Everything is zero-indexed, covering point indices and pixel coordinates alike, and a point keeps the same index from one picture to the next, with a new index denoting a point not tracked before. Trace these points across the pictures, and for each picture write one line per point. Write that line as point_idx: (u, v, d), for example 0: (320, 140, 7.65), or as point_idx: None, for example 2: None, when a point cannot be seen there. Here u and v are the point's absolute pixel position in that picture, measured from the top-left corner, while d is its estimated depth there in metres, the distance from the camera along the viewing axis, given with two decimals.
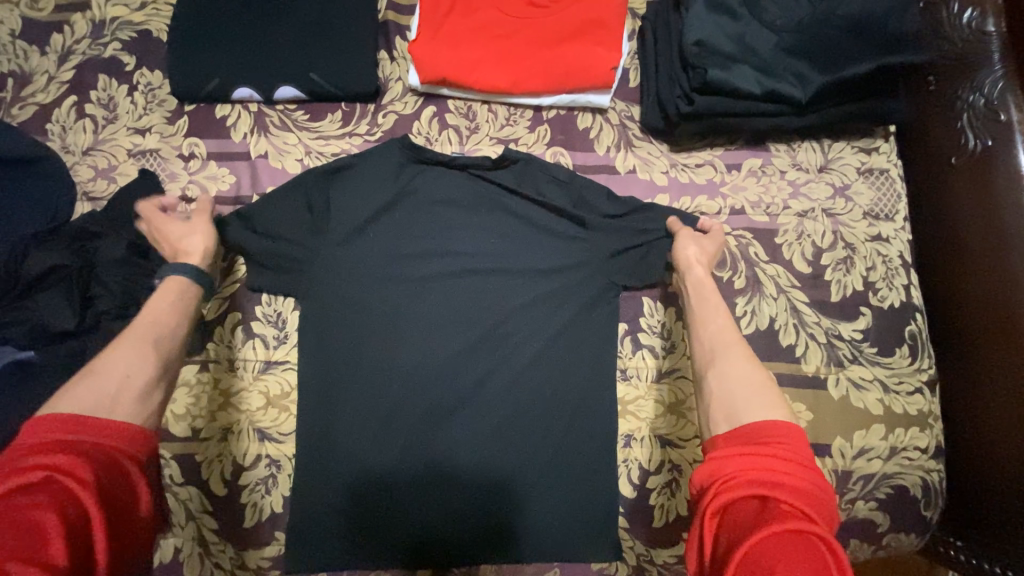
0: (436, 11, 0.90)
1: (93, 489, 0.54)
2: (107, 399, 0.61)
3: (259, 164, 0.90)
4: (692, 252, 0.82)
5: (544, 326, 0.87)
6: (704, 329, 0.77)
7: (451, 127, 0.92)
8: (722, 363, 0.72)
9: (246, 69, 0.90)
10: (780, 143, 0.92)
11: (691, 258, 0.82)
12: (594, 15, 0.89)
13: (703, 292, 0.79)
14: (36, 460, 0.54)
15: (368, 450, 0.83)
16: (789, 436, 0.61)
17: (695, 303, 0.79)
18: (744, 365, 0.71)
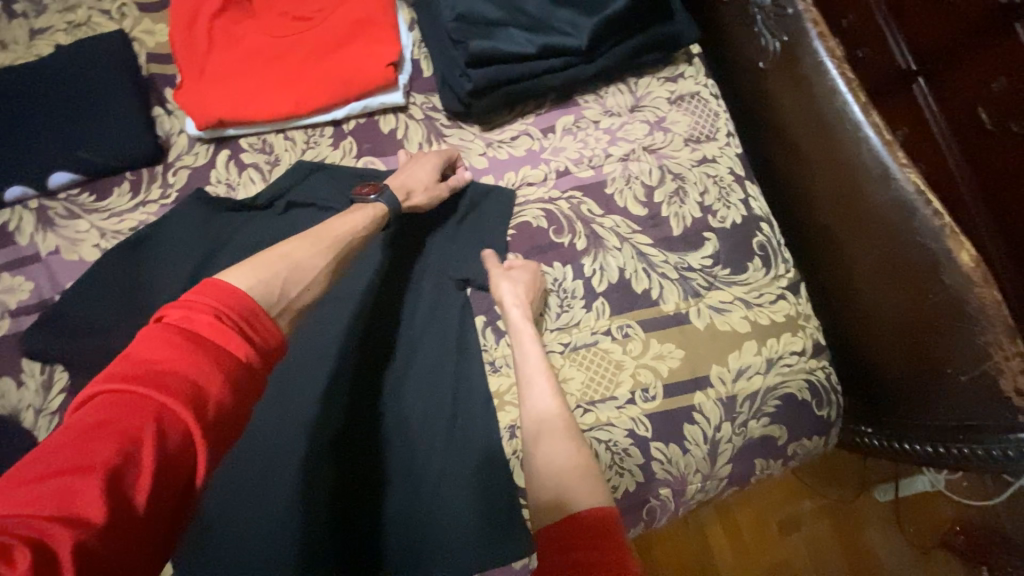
0: (195, 52, 0.84)
1: (202, 412, 0.41)
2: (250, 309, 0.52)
3: (54, 261, 0.84)
4: (513, 305, 0.79)
5: (389, 372, 0.83)
6: (528, 395, 0.75)
7: (250, 165, 0.87)
8: (547, 439, 0.71)
9: (7, 166, 0.83)
10: (587, 94, 0.91)
11: (512, 307, 0.79)
12: (359, 14, 0.85)
13: (527, 353, 0.78)
14: (166, 359, 0.42)
15: (247, 533, 0.75)
16: (603, 522, 0.58)
17: (523, 360, 0.78)
18: (568, 441, 0.70)
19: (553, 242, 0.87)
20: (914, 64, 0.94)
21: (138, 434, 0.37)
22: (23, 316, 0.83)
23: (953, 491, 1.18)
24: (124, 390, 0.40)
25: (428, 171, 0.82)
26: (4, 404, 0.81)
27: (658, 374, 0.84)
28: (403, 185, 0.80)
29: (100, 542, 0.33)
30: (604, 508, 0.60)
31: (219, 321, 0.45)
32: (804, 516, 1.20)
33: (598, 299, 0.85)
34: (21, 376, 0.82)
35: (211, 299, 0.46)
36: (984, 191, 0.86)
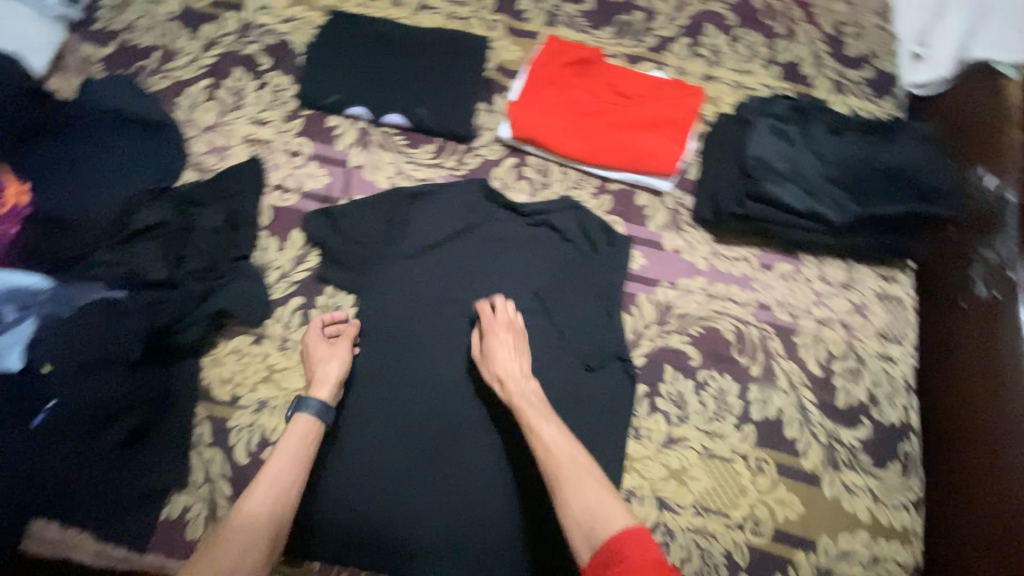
0: (536, 83, 1.05)
1: None
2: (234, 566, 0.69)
3: (354, 174, 1.02)
4: (505, 369, 0.86)
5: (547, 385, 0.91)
6: (538, 442, 0.79)
7: (526, 178, 1.04)
8: (564, 486, 0.75)
9: (367, 95, 1.04)
10: (812, 255, 1.03)
11: (501, 376, 0.85)
12: (669, 114, 1.03)
13: (532, 409, 0.82)
14: None
15: (389, 487, 0.85)
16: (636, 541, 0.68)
17: (527, 417, 0.82)
18: (584, 481, 0.75)
19: (733, 357, 0.96)
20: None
21: None
22: (311, 200, 1.00)
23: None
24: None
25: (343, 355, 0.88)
26: (259, 255, 0.94)
27: (774, 516, 0.89)
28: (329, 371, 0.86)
29: None
30: (635, 526, 0.70)
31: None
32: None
33: (750, 424, 0.93)
34: (285, 242, 0.96)
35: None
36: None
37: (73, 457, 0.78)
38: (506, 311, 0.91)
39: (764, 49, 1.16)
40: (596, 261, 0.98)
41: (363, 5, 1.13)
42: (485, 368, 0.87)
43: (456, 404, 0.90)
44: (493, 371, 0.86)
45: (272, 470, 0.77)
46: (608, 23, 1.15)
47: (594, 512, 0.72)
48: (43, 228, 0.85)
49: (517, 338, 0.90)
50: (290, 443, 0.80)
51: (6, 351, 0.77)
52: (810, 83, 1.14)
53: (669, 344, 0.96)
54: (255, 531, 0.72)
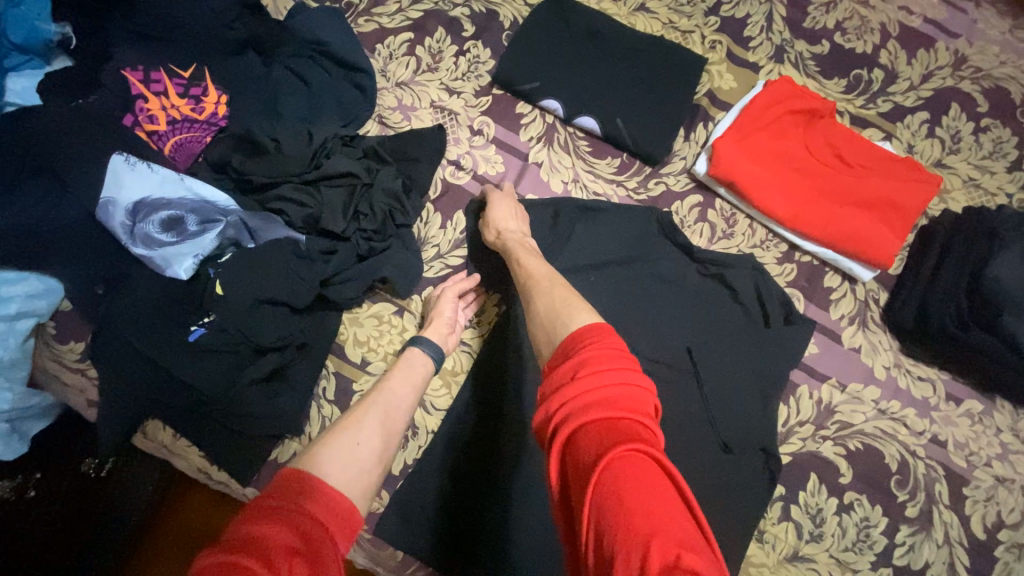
0: (751, 123, 0.93)
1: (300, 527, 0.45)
2: (338, 458, 0.57)
3: (531, 169, 0.96)
4: (507, 225, 0.85)
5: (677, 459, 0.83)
6: (523, 276, 0.75)
7: (708, 222, 0.95)
8: (538, 296, 0.69)
9: (566, 90, 0.97)
10: (1008, 402, 0.89)
11: (501, 229, 0.85)
12: (895, 198, 0.90)
13: (521, 247, 0.81)
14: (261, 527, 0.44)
15: (480, 500, 0.80)
16: (597, 339, 0.54)
17: (516, 255, 0.80)
18: (560, 300, 0.66)
19: (889, 489, 0.84)
20: None
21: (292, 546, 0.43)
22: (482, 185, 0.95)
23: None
24: (241, 543, 0.41)
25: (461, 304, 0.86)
26: (421, 228, 0.92)
27: None
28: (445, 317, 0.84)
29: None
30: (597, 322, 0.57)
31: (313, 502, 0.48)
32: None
33: (889, 569, 0.82)
34: (447, 222, 0.93)
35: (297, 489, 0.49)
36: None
37: (221, 382, 0.77)
38: (514, 194, 0.92)
39: (1014, 149, 1.00)
40: (765, 336, 0.88)
41: None
42: (485, 228, 0.87)
43: None
44: (494, 227, 0.85)
45: (386, 392, 0.70)
46: (842, 74, 1.01)
47: (559, 323, 0.61)
48: (237, 145, 0.84)
49: (517, 207, 0.89)
50: (399, 384, 0.73)
51: (181, 258, 0.77)
52: None
53: (819, 449, 0.86)
54: (363, 440, 0.61)
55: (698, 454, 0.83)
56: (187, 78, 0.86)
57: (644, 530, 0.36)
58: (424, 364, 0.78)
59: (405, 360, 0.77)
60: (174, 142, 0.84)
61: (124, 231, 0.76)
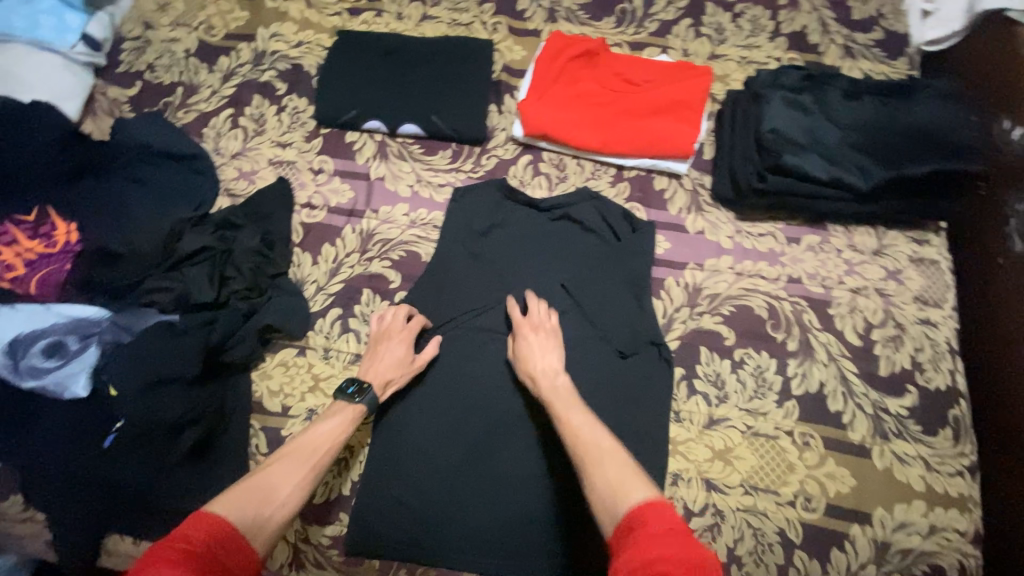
0: (544, 79, 1.06)
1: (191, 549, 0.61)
2: (256, 517, 0.68)
3: (376, 185, 1.05)
4: (537, 367, 0.88)
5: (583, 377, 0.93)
6: (567, 431, 0.80)
7: (543, 174, 1.06)
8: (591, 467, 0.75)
9: (380, 107, 1.06)
10: (838, 225, 1.01)
11: (536, 376, 0.88)
12: (680, 97, 1.04)
13: (558, 398, 0.84)
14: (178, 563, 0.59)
15: (435, 482, 0.89)
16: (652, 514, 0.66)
17: (557, 410, 0.83)
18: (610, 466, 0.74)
19: (767, 333, 0.96)
20: None
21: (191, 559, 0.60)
22: (338, 215, 1.03)
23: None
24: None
25: (393, 354, 0.90)
26: (296, 272, 1.00)
27: (825, 491, 0.88)
28: (384, 377, 0.88)
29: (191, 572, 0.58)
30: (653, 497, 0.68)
31: (214, 541, 0.63)
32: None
33: (791, 400, 0.92)
34: (317, 258, 1.01)
35: (201, 530, 0.63)
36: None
37: (148, 472, 0.83)
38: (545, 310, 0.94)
39: (769, 22, 1.15)
40: (617, 251, 1.00)
41: (368, 22, 1.16)
42: (520, 367, 0.90)
43: (510, 394, 0.93)
44: (529, 369, 0.89)
45: (310, 446, 0.78)
46: (609, 13, 1.15)
47: (613, 489, 0.71)
48: (96, 260, 0.90)
49: (552, 340, 0.91)
50: (327, 428, 0.81)
51: (74, 378, 0.83)
52: (819, 51, 1.13)
53: (699, 325, 0.97)
54: (287, 498, 0.72)
55: (597, 366, 0.93)
56: (32, 220, 0.92)
57: None
58: (352, 411, 0.84)
59: (336, 408, 0.84)
60: (37, 279, 0.89)
61: (11, 373, 0.83)
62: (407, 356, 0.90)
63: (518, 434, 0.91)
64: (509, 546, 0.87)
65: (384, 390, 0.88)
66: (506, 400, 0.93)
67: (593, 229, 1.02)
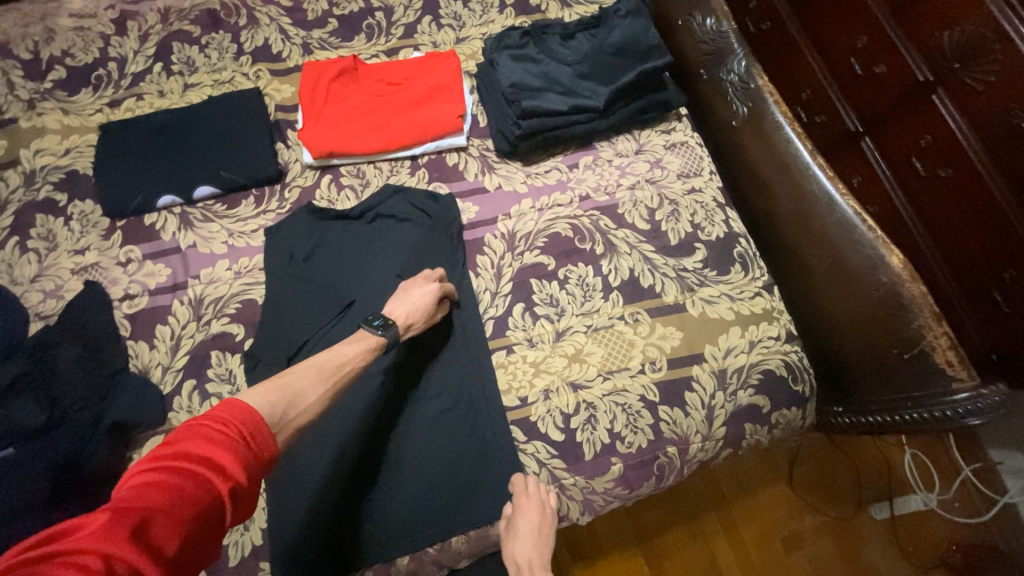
0: (314, 106, 1.14)
1: (221, 482, 0.58)
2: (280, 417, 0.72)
3: (190, 253, 1.07)
4: (518, 548, 0.92)
5: (444, 341, 1.04)
6: None
7: (347, 187, 1.14)
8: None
9: (168, 182, 1.09)
10: (603, 141, 1.19)
11: (517, 558, 0.92)
12: (438, 82, 1.17)
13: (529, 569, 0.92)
14: (183, 460, 0.58)
15: (346, 490, 0.94)
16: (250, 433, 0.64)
17: None
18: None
19: (578, 248, 1.11)
20: (861, 126, 1.05)
21: (202, 484, 0.57)
22: (161, 295, 1.04)
23: (946, 510, 1.41)
24: (128, 528, 0.50)
25: (417, 300, 0.98)
26: (138, 363, 1.00)
27: (663, 351, 1.05)
28: (407, 318, 0.96)
29: (210, 508, 0.56)
30: None
31: (244, 425, 0.64)
32: (805, 530, 1.41)
33: (614, 292, 1.08)
34: (154, 343, 1.01)
35: (232, 409, 0.64)
36: (979, 235, 0.87)
37: None
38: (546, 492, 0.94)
39: None
40: (433, 228, 1.10)
41: (132, 109, 1.18)
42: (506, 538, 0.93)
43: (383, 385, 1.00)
44: (511, 550, 0.93)
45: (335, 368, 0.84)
46: (357, 31, 1.26)
47: None
48: None
49: (531, 522, 0.91)
50: (352, 352, 0.87)
51: None
52: (542, 10, 1.31)
53: (523, 263, 1.10)
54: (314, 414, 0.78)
55: (452, 328, 1.06)
56: None
57: (186, 534, 0.54)
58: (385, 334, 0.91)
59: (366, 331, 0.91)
60: None
61: None
62: (431, 301, 0.99)
63: (403, 414, 0.99)
64: (427, 513, 0.94)
65: (407, 331, 0.96)
66: (383, 391, 1.00)
67: (407, 219, 1.12)
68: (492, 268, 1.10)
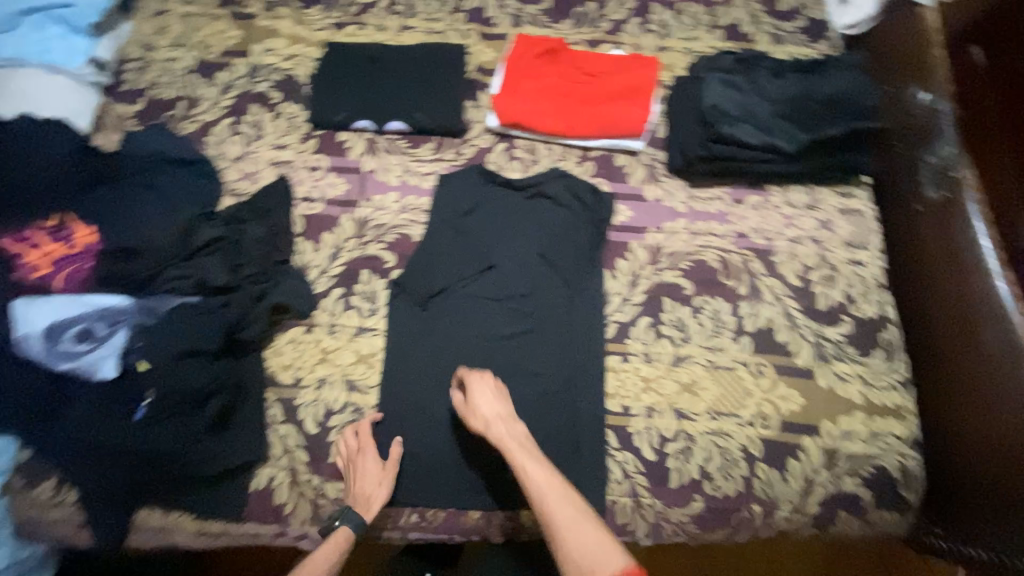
0: (514, 76, 1.20)
1: None
2: None
3: (368, 177, 1.16)
4: (485, 414, 0.92)
5: (564, 330, 1.05)
6: (532, 482, 0.84)
7: (518, 158, 1.19)
8: (563, 522, 0.79)
9: (368, 109, 1.19)
10: (776, 185, 1.17)
11: (484, 423, 0.91)
12: (632, 84, 1.19)
13: (508, 437, 0.89)
14: None
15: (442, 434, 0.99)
16: None
17: (512, 451, 0.87)
18: (582, 522, 0.79)
19: (722, 282, 1.10)
20: None
21: None
22: (334, 206, 1.14)
23: None
24: None
25: (500, 409, 0.93)
26: (299, 258, 1.09)
27: (779, 410, 1.02)
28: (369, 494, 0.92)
29: None
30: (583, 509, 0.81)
31: None
32: None
33: (746, 337, 1.06)
34: (317, 245, 1.11)
35: None
36: None
37: (177, 440, 0.91)
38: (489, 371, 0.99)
39: (706, 19, 1.32)
40: (585, 221, 1.13)
41: (352, 34, 1.29)
42: (471, 418, 0.93)
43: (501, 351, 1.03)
44: (479, 419, 0.92)
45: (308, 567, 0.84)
46: (567, 16, 1.31)
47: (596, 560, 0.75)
48: (118, 258, 1.00)
49: (495, 386, 0.96)
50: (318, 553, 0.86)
51: (105, 360, 0.92)
52: (750, 41, 1.30)
53: (664, 279, 1.10)
54: None
55: (573, 323, 1.05)
56: (53, 225, 1.01)
57: None
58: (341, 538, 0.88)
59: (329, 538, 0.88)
60: (63, 276, 0.98)
61: (46, 356, 0.91)
62: (507, 409, 0.93)
63: (504, 384, 1.01)
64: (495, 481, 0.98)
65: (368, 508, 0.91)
66: (500, 356, 1.03)
67: (562, 202, 1.14)
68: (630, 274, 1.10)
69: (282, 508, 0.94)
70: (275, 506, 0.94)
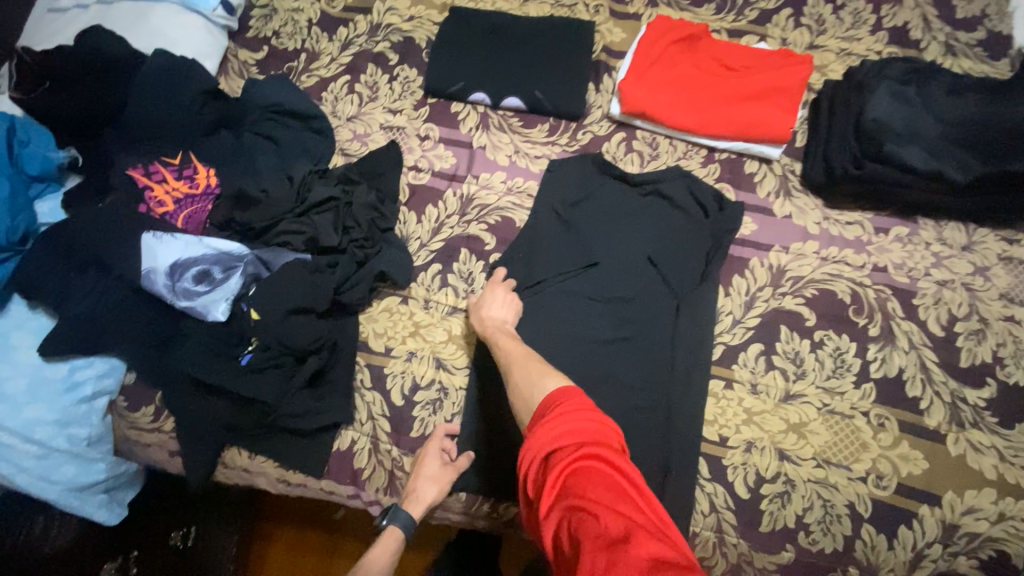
0: (645, 61, 1.10)
1: None
2: None
3: (477, 153, 1.12)
4: (490, 314, 0.95)
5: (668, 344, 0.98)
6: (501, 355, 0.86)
7: (636, 151, 1.11)
8: (517, 368, 0.79)
9: (486, 81, 1.14)
10: (928, 218, 1.03)
11: (483, 320, 0.94)
12: (778, 83, 1.06)
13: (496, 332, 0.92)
14: None
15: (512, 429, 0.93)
16: None
17: (497, 340, 0.90)
18: (532, 367, 0.78)
19: (849, 318, 0.99)
20: None
21: None
22: (440, 179, 1.11)
23: None
24: None
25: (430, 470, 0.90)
26: (402, 228, 1.08)
27: (898, 471, 0.91)
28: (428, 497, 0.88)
29: None
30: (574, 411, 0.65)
31: None
32: None
33: (869, 383, 0.95)
34: (421, 218, 1.08)
35: None
36: None
37: (276, 391, 0.92)
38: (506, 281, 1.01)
39: (870, 17, 1.16)
40: (706, 228, 1.03)
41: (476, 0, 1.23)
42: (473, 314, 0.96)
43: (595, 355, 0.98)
44: (481, 315, 0.95)
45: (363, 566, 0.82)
46: None
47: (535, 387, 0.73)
48: (235, 204, 1.02)
49: (506, 294, 0.98)
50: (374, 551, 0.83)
51: (216, 303, 0.94)
52: (920, 47, 1.14)
53: (783, 304, 1.00)
54: None
55: (678, 340, 0.98)
56: (178, 164, 1.03)
57: None
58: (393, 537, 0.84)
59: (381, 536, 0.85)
60: (184, 216, 1.01)
61: (168, 292, 0.93)
62: (443, 469, 0.90)
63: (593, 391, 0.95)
64: None
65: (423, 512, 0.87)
66: (594, 361, 0.97)
67: (682, 205, 1.05)
68: (744, 295, 1.01)
69: (362, 473, 0.95)
70: (355, 471, 0.95)
